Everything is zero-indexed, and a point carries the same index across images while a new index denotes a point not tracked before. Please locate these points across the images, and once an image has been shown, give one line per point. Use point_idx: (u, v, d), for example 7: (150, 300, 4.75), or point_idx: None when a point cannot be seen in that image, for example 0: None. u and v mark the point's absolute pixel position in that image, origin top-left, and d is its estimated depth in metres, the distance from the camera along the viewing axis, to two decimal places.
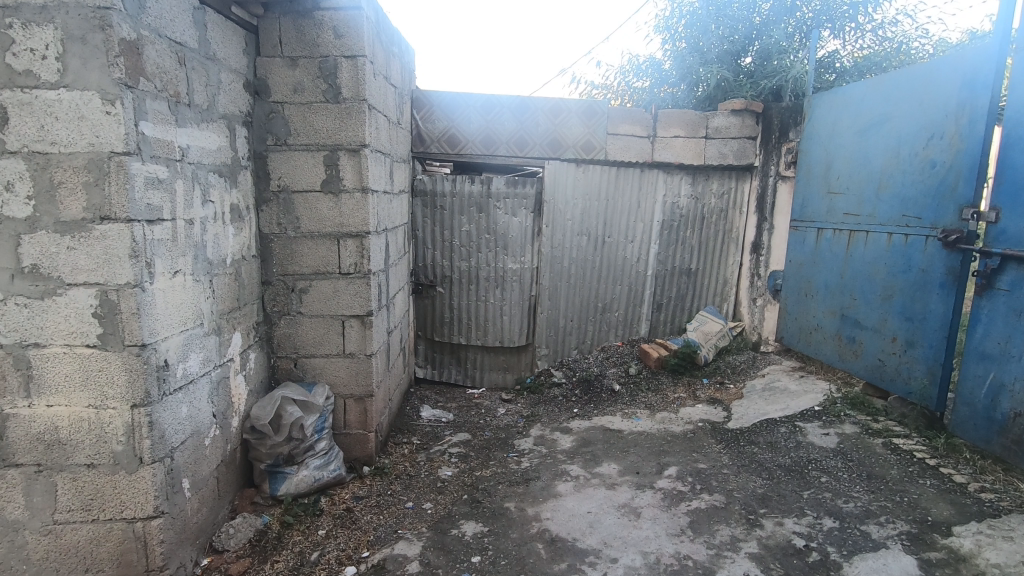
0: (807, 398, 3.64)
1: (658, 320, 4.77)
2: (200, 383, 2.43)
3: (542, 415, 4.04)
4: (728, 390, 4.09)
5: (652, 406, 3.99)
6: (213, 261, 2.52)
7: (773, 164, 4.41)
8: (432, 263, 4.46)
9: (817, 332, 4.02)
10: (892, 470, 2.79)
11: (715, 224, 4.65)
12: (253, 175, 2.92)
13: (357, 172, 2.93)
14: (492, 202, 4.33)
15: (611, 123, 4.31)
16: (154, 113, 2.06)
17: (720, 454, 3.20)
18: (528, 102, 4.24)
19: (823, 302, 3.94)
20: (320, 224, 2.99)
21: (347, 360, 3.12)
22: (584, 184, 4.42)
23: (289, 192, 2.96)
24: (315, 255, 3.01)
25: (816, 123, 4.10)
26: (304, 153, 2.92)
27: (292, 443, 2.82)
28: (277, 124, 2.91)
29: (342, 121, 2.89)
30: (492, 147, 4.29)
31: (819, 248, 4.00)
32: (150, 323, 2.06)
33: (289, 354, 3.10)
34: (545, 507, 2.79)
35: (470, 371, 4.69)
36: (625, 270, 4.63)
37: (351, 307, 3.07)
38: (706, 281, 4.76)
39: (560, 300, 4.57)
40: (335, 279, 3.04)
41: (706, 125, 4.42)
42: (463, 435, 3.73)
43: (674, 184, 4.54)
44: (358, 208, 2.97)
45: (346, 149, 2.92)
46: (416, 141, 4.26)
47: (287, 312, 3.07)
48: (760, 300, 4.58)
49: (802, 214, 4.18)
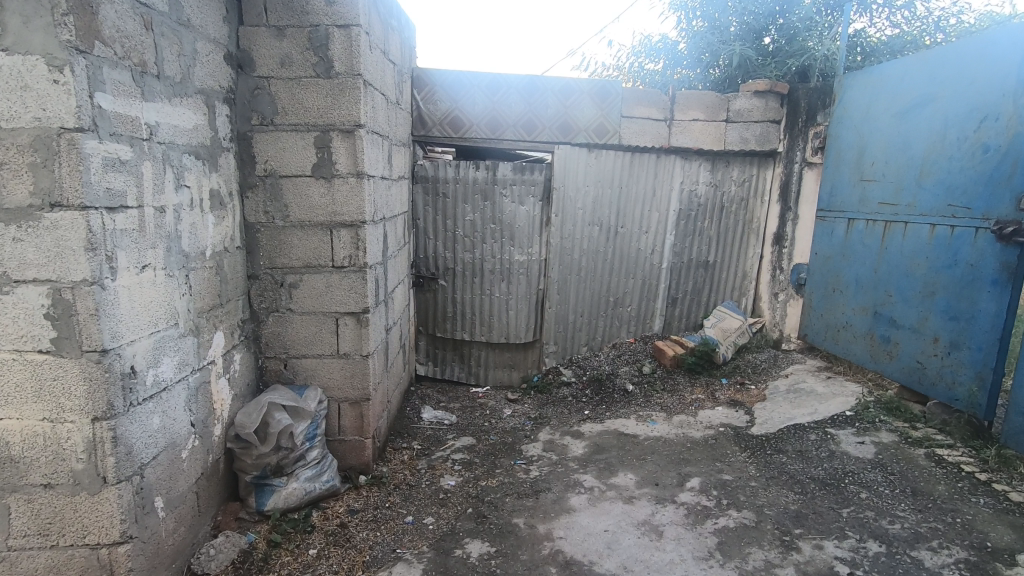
0: (836, 402, 3.38)
1: (673, 315, 4.51)
2: (175, 390, 2.18)
3: (551, 417, 3.78)
4: (749, 391, 3.83)
5: (668, 408, 3.73)
6: (190, 253, 2.26)
7: (799, 149, 4.12)
8: (434, 255, 4.20)
9: (845, 331, 3.75)
10: (939, 486, 2.54)
11: (735, 213, 4.37)
12: (237, 159, 2.65)
13: (351, 155, 2.66)
14: (498, 189, 4.05)
15: (625, 105, 4.02)
16: (113, 83, 1.78)
17: (745, 465, 2.95)
18: (537, 82, 3.95)
19: (853, 298, 3.68)
20: (310, 212, 2.72)
21: (341, 361, 2.87)
22: (596, 171, 4.13)
23: (277, 177, 2.69)
24: (306, 246, 2.75)
25: (847, 104, 3.81)
26: (293, 134, 2.65)
27: (280, 453, 2.58)
28: (262, 102, 2.63)
29: (335, 98, 2.62)
30: (498, 130, 4.00)
31: (849, 240, 3.71)
32: (111, 325, 1.81)
33: (279, 354, 2.85)
34: (558, 524, 2.55)
35: (474, 369, 4.44)
36: (639, 262, 4.35)
37: (345, 304, 2.81)
38: (724, 275, 4.50)
39: (570, 294, 4.31)
40: (328, 273, 2.78)
41: (727, 108, 4.12)
42: (466, 439, 3.48)
43: (691, 171, 4.25)
44: (353, 194, 2.70)
45: (338, 130, 2.64)
46: (417, 124, 3.97)
47: (276, 309, 2.81)
48: (782, 294, 4.31)
49: (831, 203, 3.89)
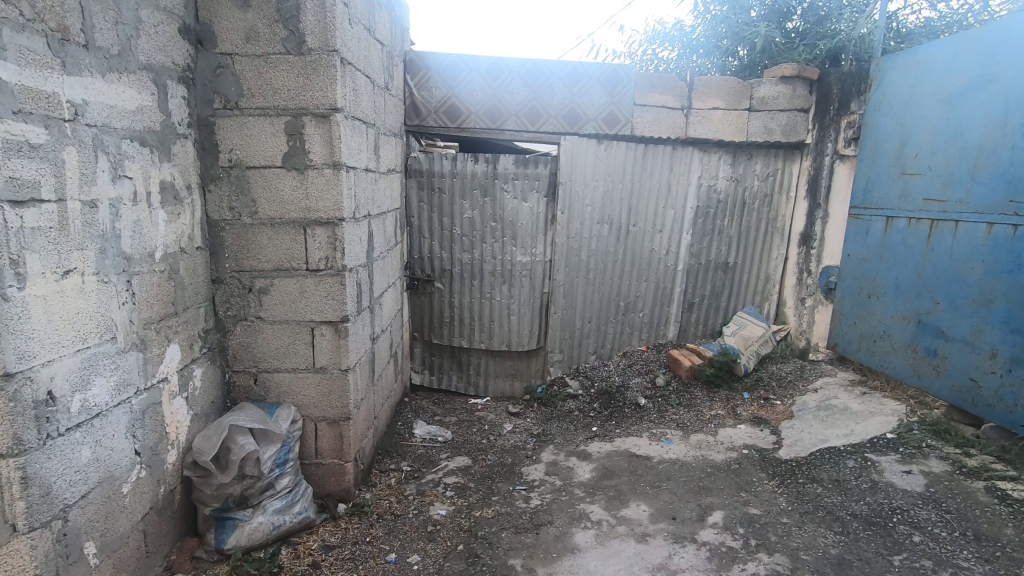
0: (875, 422, 3.03)
1: (689, 321, 4.15)
2: (114, 415, 1.87)
3: (555, 434, 3.45)
4: (774, 407, 3.47)
5: (684, 426, 3.38)
6: (133, 255, 1.94)
7: (830, 140, 3.75)
8: (429, 254, 3.87)
9: (882, 341, 3.40)
10: (1006, 530, 2.19)
11: (757, 211, 4.02)
12: (197, 147, 2.33)
13: (326, 143, 2.34)
14: (499, 184, 3.71)
15: (638, 91, 3.67)
16: (17, 51, 1.47)
17: (775, 496, 2.59)
18: (542, 66, 3.61)
19: (892, 305, 3.32)
20: (281, 208, 2.40)
21: (318, 376, 2.55)
22: (606, 164, 3.78)
23: (243, 168, 2.37)
24: (276, 246, 2.43)
25: (885, 88, 3.43)
26: (261, 119, 2.33)
27: (244, 483, 2.26)
28: (226, 83, 2.31)
29: (307, 78, 2.30)
30: (499, 119, 3.66)
31: (888, 240, 3.35)
32: (18, 343, 1.50)
33: (248, 367, 2.54)
34: (561, 568, 2.22)
35: (473, 378, 4.12)
36: (652, 263, 4.00)
37: (321, 312, 2.49)
38: (745, 277, 4.14)
39: (577, 299, 3.97)
40: (302, 276, 2.46)
41: (750, 95, 3.75)
42: (461, 459, 3.15)
43: (710, 165, 3.89)
44: (329, 187, 2.38)
45: (311, 114, 2.32)
46: (410, 113, 3.64)
47: (243, 317, 2.50)
48: (809, 300, 3.94)
49: (866, 199, 3.51)
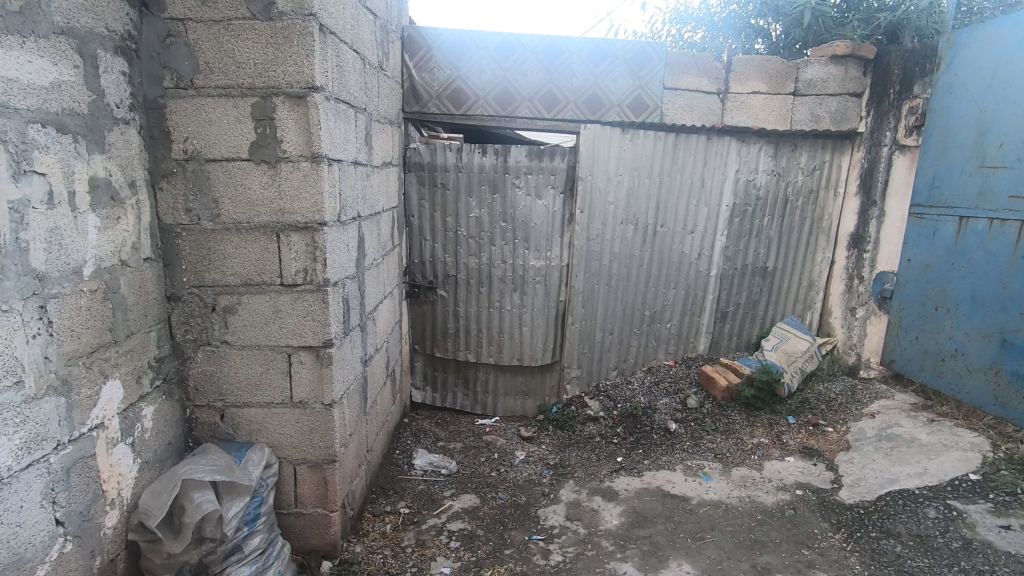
0: (952, 460, 2.60)
1: (722, 333, 3.71)
2: (21, 483, 1.44)
3: (574, 466, 3.02)
4: (826, 434, 3.03)
5: (723, 457, 2.94)
6: (49, 273, 1.51)
7: (889, 129, 3.28)
8: (432, 258, 3.44)
9: (953, 360, 3.00)
10: None
11: (802, 209, 3.56)
12: (144, 135, 1.90)
13: (303, 130, 1.91)
14: (510, 179, 3.26)
15: (669, 72, 3.21)
16: None
17: (845, 556, 2.18)
18: (560, 44, 3.15)
19: (968, 320, 2.92)
20: (250, 209, 1.97)
21: (296, 411, 2.13)
22: (632, 157, 3.33)
23: (201, 161, 1.94)
24: (243, 256, 2.00)
25: (956, 68, 2.99)
26: (221, 100, 1.90)
27: (203, 548, 1.84)
28: (177, 55, 1.87)
29: (278, 50, 1.86)
30: (510, 106, 3.21)
31: (961, 244, 2.95)
32: None
33: (213, 401, 2.12)
34: None
35: (480, 396, 3.70)
36: (682, 269, 3.55)
37: (299, 335, 2.06)
38: (785, 284, 3.68)
39: (597, 308, 3.53)
40: (275, 293, 2.03)
41: (797, 77, 3.28)
42: (468, 498, 2.73)
43: (749, 157, 3.43)
44: (306, 184, 1.95)
45: (284, 94, 1.89)
46: (410, 98, 3.19)
47: (206, 341, 2.07)
48: (860, 310, 3.49)
49: (932, 196, 3.10)
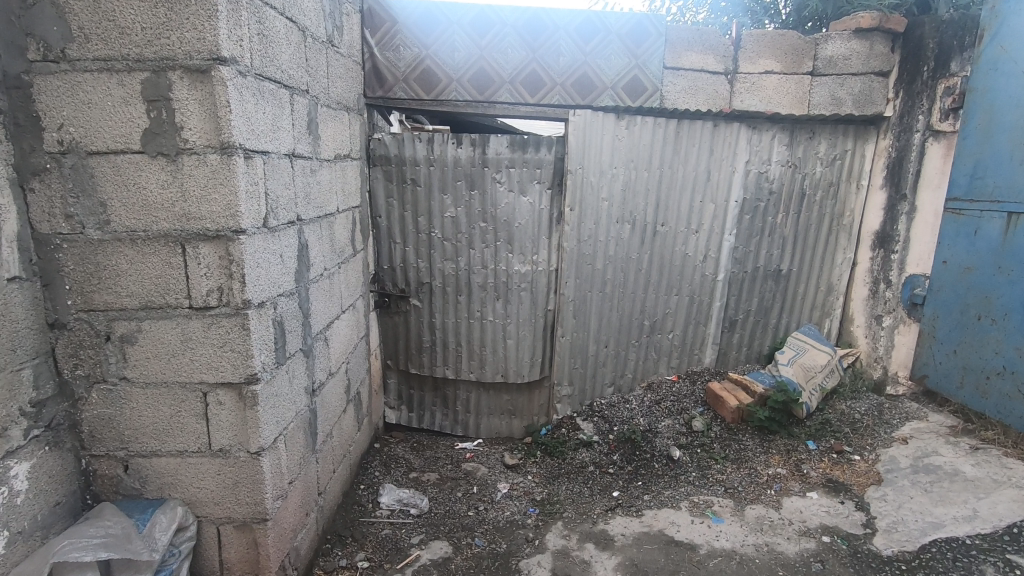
0: (1006, 501, 2.22)
1: (730, 343, 3.32)
2: None
3: (563, 502, 2.63)
4: (852, 464, 2.64)
5: (734, 492, 2.56)
6: None
7: (922, 113, 2.86)
8: (403, 264, 3.04)
9: (999, 379, 2.61)
10: None
11: (820, 204, 3.15)
12: (6, 122, 1.49)
13: (208, 114, 1.51)
14: (489, 173, 2.86)
15: (670, 50, 2.80)
16: None
17: None
18: (544, 18, 2.74)
19: (1017, 333, 2.54)
20: (147, 215, 1.57)
21: (215, 461, 1.73)
22: (628, 147, 2.92)
23: (81, 155, 1.53)
24: (142, 274, 1.61)
25: (1001, 39, 2.58)
26: (102, 76, 1.49)
27: None
28: (45, 20, 1.47)
29: (171, 11, 1.45)
30: (488, 89, 2.80)
31: (1009, 244, 2.56)
32: None
33: (114, 449, 1.73)
34: None
35: (461, 417, 3.30)
36: (685, 273, 3.15)
37: (215, 370, 1.67)
38: (802, 289, 3.28)
39: (590, 318, 3.13)
40: (183, 319, 1.63)
41: (815, 54, 2.87)
42: (439, 545, 2.35)
43: (761, 146, 3.02)
44: (214, 182, 1.55)
45: (181, 68, 1.48)
46: (372, 82, 2.79)
47: (102, 378, 1.68)
48: (887, 318, 3.09)
49: (973, 189, 2.70)
